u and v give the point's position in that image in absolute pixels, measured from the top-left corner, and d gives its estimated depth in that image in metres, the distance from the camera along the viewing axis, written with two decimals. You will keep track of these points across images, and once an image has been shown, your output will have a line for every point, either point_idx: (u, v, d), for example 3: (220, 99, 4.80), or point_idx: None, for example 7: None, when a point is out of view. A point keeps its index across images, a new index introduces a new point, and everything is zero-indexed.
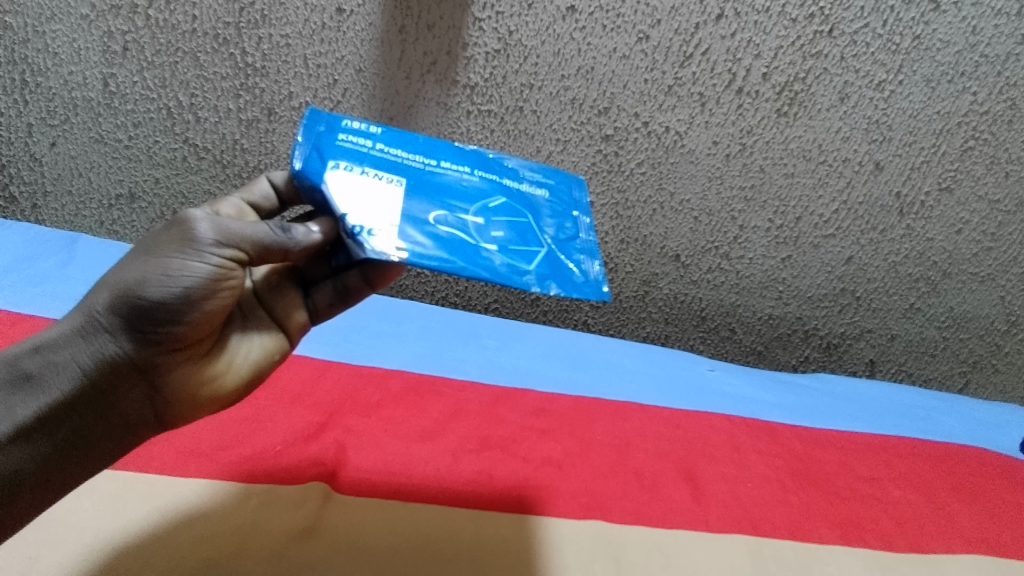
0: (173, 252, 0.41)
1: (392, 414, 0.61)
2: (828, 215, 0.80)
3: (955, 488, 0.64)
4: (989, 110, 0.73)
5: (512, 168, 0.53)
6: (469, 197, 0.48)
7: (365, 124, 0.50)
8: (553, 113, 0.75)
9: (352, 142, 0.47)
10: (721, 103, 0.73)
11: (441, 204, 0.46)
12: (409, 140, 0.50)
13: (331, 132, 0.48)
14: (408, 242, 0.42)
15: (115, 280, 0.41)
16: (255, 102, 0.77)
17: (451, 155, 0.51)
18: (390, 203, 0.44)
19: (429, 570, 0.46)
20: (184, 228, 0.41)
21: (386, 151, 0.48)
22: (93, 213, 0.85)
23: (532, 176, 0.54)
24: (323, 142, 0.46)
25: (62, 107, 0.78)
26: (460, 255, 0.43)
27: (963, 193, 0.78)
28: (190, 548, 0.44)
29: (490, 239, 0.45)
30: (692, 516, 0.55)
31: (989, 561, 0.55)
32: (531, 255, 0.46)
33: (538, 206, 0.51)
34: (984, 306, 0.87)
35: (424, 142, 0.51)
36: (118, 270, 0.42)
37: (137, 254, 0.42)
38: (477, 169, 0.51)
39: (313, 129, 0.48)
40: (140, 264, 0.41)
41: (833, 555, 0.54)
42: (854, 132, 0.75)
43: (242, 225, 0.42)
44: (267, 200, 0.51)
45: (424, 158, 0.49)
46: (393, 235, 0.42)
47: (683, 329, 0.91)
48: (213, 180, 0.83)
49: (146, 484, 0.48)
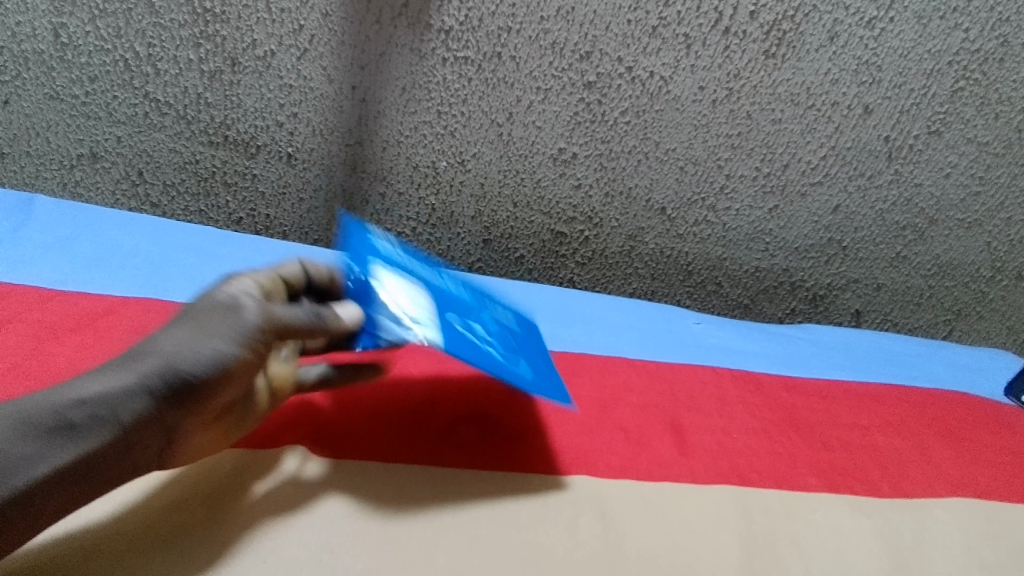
0: (228, 329, 0.40)
1: (373, 374, 0.60)
2: (816, 161, 0.79)
3: (938, 432, 0.65)
4: (979, 48, 0.71)
5: (494, 305, 0.62)
6: (471, 311, 0.56)
7: (389, 249, 0.58)
8: (532, 59, 0.72)
9: (385, 255, 0.55)
10: (707, 44, 0.71)
11: (453, 312, 0.53)
12: (421, 266, 0.58)
13: (369, 245, 0.55)
14: (438, 332, 0.47)
15: (158, 341, 0.38)
16: (218, 51, 0.73)
17: (452, 283, 0.60)
18: (416, 307, 0.50)
19: (413, 531, 0.45)
20: (235, 307, 0.41)
21: (408, 270, 0.56)
22: (54, 174, 0.81)
23: (507, 311, 0.63)
24: (363, 252, 0.53)
25: (12, 61, 0.74)
26: (474, 345, 0.49)
27: (952, 136, 0.77)
28: (163, 516, 0.42)
29: (491, 342, 0.52)
30: (678, 467, 0.56)
31: (971, 503, 0.56)
32: (521, 360, 0.53)
33: (517, 333, 0.60)
34: (971, 252, 0.86)
35: (431, 270, 0.59)
36: (156, 333, 0.39)
37: (181, 322, 0.40)
38: (470, 297, 0.59)
39: (355, 238, 0.54)
40: (188, 332, 0.39)
41: (819, 502, 0.54)
42: (843, 73, 0.73)
43: (285, 311, 0.43)
44: (295, 279, 0.52)
45: (434, 280, 0.57)
46: (428, 330, 0.47)
47: (670, 283, 0.89)
48: (177, 138, 0.79)
49: None
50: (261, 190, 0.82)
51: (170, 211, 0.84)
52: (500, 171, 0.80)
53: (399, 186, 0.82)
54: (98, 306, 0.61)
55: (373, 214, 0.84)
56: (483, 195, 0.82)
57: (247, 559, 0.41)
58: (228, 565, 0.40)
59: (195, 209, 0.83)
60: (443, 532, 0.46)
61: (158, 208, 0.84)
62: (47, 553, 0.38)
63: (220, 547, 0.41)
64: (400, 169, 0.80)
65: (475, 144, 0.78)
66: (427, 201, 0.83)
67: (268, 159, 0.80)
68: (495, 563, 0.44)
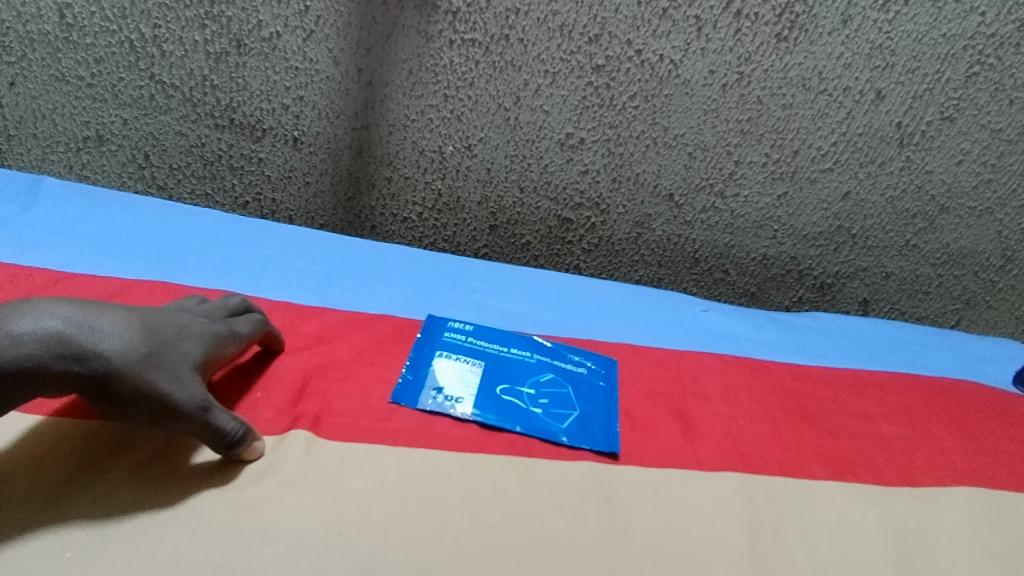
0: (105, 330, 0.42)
1: (379, 359, 0.60)
2: (826, 147, 0.78)
3: (946, 422, 0.65)
4: (996, 33, 0.70)
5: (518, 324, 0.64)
6: None
7: None
8: (540, 42, 0.72)
9: None
10: (718, 27, 0.70)
11: None
12: None
13: None
14: None
15: (93, 319, 0.42)
16: (223, 32, 0.72)
17: None
18: None
19: (420, 514, 0.45)
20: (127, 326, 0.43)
21: None
22: (61, 157, 0.81)
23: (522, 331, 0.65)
24: None
25: (18, 42, 0.73)
26: None
27: (964, 122, 0.76)
28: (140, 499, 0.43)
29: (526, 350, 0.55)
30: (683, 454, 0.56)
31: (977, 492, 0.56)
32: None
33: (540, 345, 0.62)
34: (981, 241, 0.85)
35: None
36: (97, 309, 0.43)
37: (123, 316, 0.44)
38: None
39: None
40: (90, 321, 0.42)
41: (824, 489, 0.54)
42: (856, 57, 0.72)
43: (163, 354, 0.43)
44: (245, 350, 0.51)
45: None
46: None
47: (677, 271, 0.89)
48: (183, 120, 0.78)
49: (126, 441, 0.46)
50: (268, 174, 0.82)
51: (177, 193, 0.84)
52: (507, 156, 0.80)
53: (405, 171, 0.81)
54: (107, 288, 0.61)
55: (379, 199, 0.84)
56: (490, 180, 0.82)
57: (253, 540, 0.41)
58: (234, 547, 0.41)
59: (201, 192, 0.83)
60: (449, 515, 0.46)
61: (164, 191, 0.84)
62: (56, 532, 0.39)
63: (194, 540, 0.41)
64: (407, 155, 0.80)
65: (482, 129, 0.78)
66: (433, 185, 0.82)
67: (274, 143, 0.80)
68: (501, 546, 0.45)
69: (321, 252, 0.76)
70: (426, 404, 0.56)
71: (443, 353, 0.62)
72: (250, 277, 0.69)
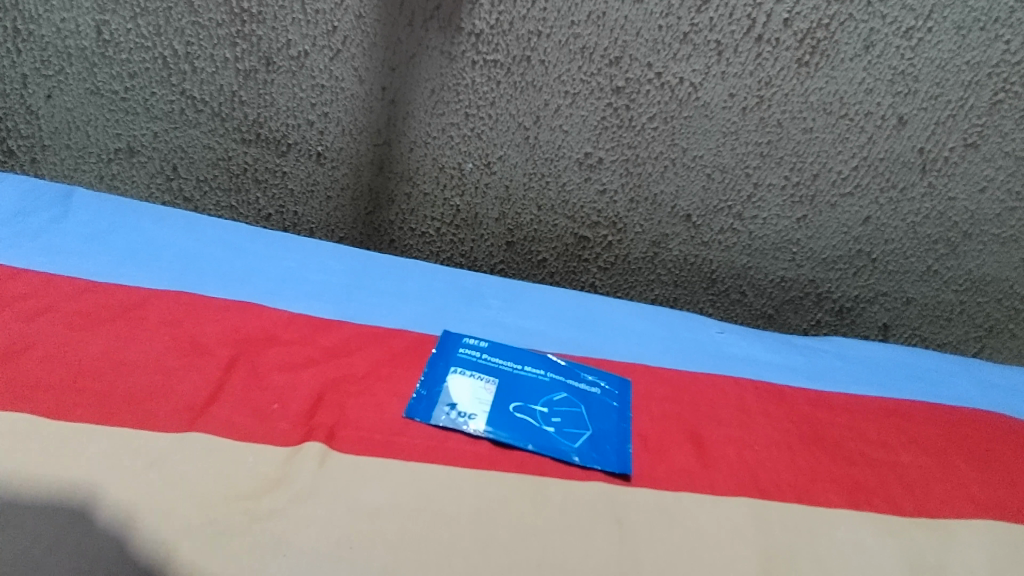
0: None
1: (394, 372, 0.61)
2: (847, 171, 0.77)
3: (968, 452, 0.64)
4: (1021, 61, 0.70)
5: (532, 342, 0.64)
6: None
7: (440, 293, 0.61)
8: (561, 64, 0.73)
9: None
10: (739, 51, 0.71)
11: None
12: None
13: None
14: None
15: None
16: (253, 50, 0.74)
17: None
18: None
19: (430, 529, 0.45)
20: None
21: None
22: (93, 168, 0.83)
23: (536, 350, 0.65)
24: None
25: (56, 56, 0.76)
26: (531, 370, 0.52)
27: (989, 149, 0.75)
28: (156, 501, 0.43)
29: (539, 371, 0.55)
30: (697, 477, 0.55)
31: (999, 526, 0.55)
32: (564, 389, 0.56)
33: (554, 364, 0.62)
34: (1005, 269, 0.84)
35: None
36: None
37: None
38: None
39: None
40: None
41: (840, 518, 0.53)
42: (878, 83, 0.72)
43: None
44: None
45: None
46: None
47: (693, 291, 0.88)
48: (211, 134, 0.80)
49: (141, 441, 0.47)
50: (291, 187, 0.83)
51: (202, 205, 0.85)
52: (526, 174, 0.80)
53: (424, 187, 0.82)
54: (131, 297, 0.62)
55: (399, 214, 0.85)
56: (508, 197, 0.82)
57: (265, 552, 0.41)
58: (249, 556, 0.41)
59: (226, 204, 0.85)
60: (459, 531, 0.46)
61: (190, 202, 0.85)
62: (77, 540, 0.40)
63: (209, 548, 0.41)
64: (427, 171, 0.81)
65: (501, 147, 0.79)
66: (452, 202, 0.83)
67: (297, 157, 0.81)
68: (511, 565, 0.44)
69: (340, 265, 0.77)
70: (439, 419, 0.56)
71: (457, 369, 0.62)
72: (271, 288, 0.70)
